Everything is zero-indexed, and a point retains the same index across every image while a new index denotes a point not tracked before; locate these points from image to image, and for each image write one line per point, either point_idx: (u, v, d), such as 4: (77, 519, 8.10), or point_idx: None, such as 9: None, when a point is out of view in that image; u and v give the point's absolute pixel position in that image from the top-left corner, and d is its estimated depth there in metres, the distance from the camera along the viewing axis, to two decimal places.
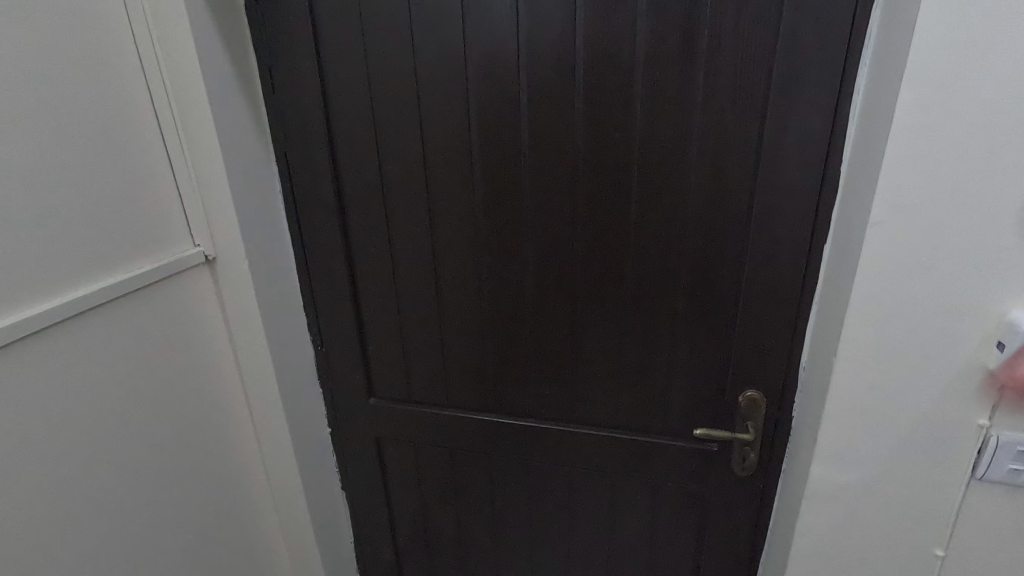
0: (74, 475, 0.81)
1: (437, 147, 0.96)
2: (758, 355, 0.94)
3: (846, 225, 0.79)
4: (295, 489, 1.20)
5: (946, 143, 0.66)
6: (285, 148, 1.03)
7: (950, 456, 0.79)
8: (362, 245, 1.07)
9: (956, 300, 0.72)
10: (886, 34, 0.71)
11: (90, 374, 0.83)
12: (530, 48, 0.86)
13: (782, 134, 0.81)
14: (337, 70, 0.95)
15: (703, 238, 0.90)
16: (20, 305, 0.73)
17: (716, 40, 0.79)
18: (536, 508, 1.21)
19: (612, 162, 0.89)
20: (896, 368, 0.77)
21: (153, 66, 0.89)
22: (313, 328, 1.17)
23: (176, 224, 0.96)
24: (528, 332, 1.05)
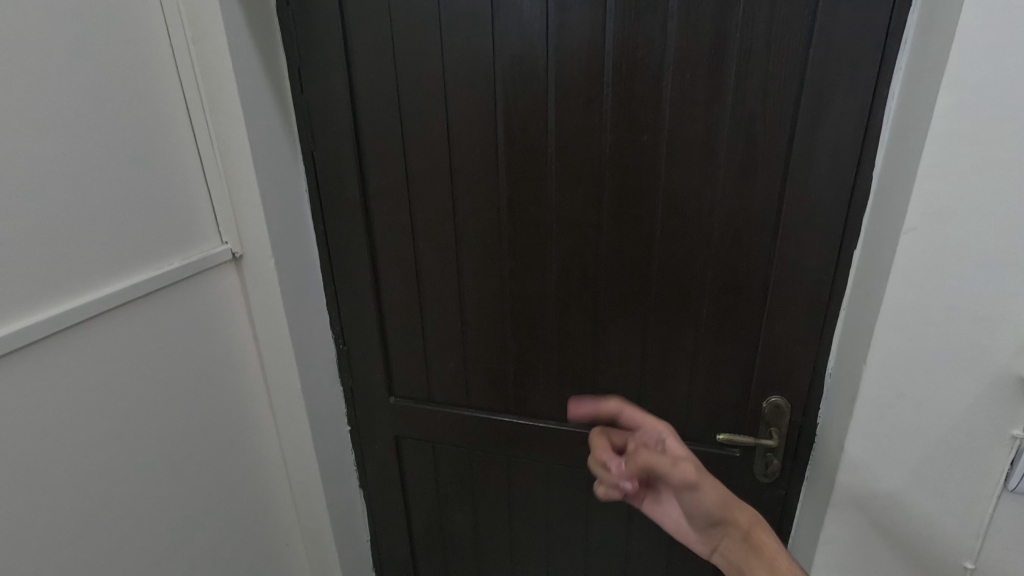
0: (103, 466, 0.83)
1: (463, 149, 0.96)
2: (783, 361, 0.93)
3: (879, 230, 0.78)
4: (316, 489, 1.21)
5: (983, 148, 0.65)
6: (312, 148, 1.04)
7: (982, 466, 0.77)
8: (386, 245, 1.08)
9: (989, 309, 0.70)
10: (923, 39, 0.70)
11: (119, 368, 0.84)
12: (558, 50, 0.86)
13: (813, 138, 0.80)
14: (366, 72, 0.96)
15: (731, 241, 0.89)
16: (51, 300, 0.74)
17: (747, 44, 0.79)
18: (553, 510, 1.21)
19: (639, 164, 0.89)
20: (926, 375, 0.76)
21: (186, 66, 0.90)
22: (335, 327, 1.18)
23: (205, 222, 0.97)
24: (550, 334, 1.05)
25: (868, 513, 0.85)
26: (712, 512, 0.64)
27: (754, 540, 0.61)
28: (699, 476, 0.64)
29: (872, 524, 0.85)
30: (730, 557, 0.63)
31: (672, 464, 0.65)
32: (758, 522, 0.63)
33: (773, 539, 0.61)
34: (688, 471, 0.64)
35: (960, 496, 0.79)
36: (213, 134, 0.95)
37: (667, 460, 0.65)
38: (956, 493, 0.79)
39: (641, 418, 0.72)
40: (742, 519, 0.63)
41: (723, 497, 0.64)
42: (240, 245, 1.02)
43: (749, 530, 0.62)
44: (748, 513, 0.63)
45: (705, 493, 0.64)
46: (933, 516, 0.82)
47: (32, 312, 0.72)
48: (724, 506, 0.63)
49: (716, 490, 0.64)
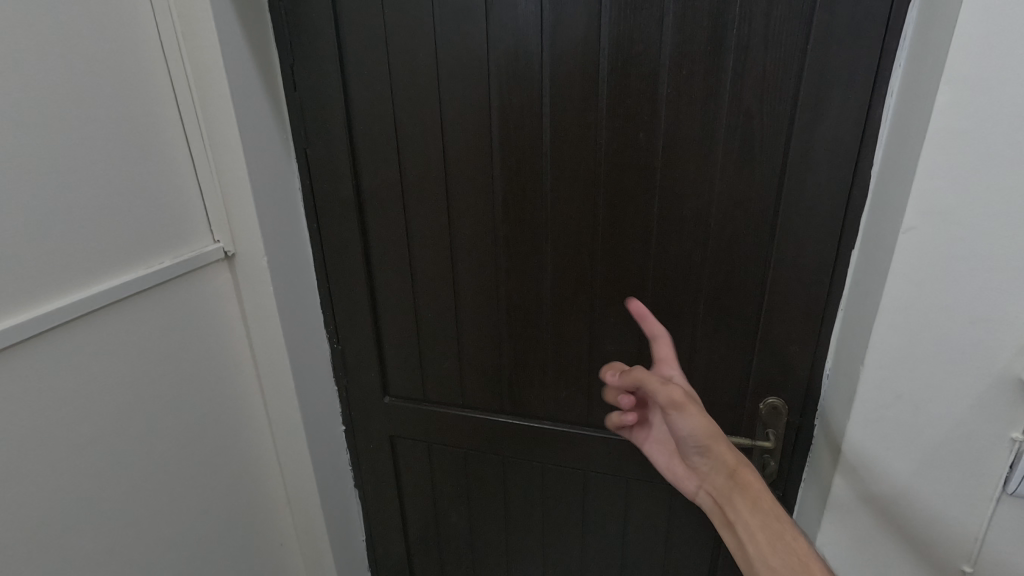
0: (94, 467, 0.82)
1: (458, 146, 0.95)
2: (781, 361, 0.92)
3: (877, 229, 0.77)
4: (310, 489, 1.20)
5: (983, 145, 0.64)
6: (305, 145, 1.03)
7: (981, 469, 0.76)
8: (379, 244, 1.07)
9: (990, 309, 0.69)
10: (923, 35, 0.69)
11: (110, 368, 0.83)
12: (553, 47, 0.85)
13: (812, 135, 0.79)
14: (359, 69, 0.95)
15: (728, 239, 0.88)
16: (39, 299, 0.73)
17: (745, 40, 0.78)
18: (549, 510, 1.20)
19: (634, 162, 0.88)
20: (924, 376, 0.75)
21: (176, 63, 0.89)
22: (329, 326, 1.17)
23: (197, 220, 0.96)
24: (545, 334, 1.04)
25: (866, 515, 0.84)
26: (700, 438, 0.69)
27: (737, 477, 0.69)
28: (686, 398, 0.69)
29: (871, 525, 0.84)
30: (716, 496, 0.71)
31: (661, 383, 0.70)
32: (743, 463, 0.69)
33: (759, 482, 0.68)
34: (677, 394, 0.69)
35: (957, 497, 0.78)
36: (205, 132, 0.94)
37: (659, 381, 0.70)
38: (954, 493, 0.78)
39: (658, 329, 0.74)
40: (729, 460, 0.70)
41: (714, 429, 0.70)
42: (232, 243, 1.01)
43: (734, 469, 0.69)
44: (739, 458, 0.70)
45: (690, 416, 0.69)
46: (930, 517, 0.80)
47: (20, 312, 0.71)
48: (712, 439, 0.69)
49: (707, 421, 0.70)
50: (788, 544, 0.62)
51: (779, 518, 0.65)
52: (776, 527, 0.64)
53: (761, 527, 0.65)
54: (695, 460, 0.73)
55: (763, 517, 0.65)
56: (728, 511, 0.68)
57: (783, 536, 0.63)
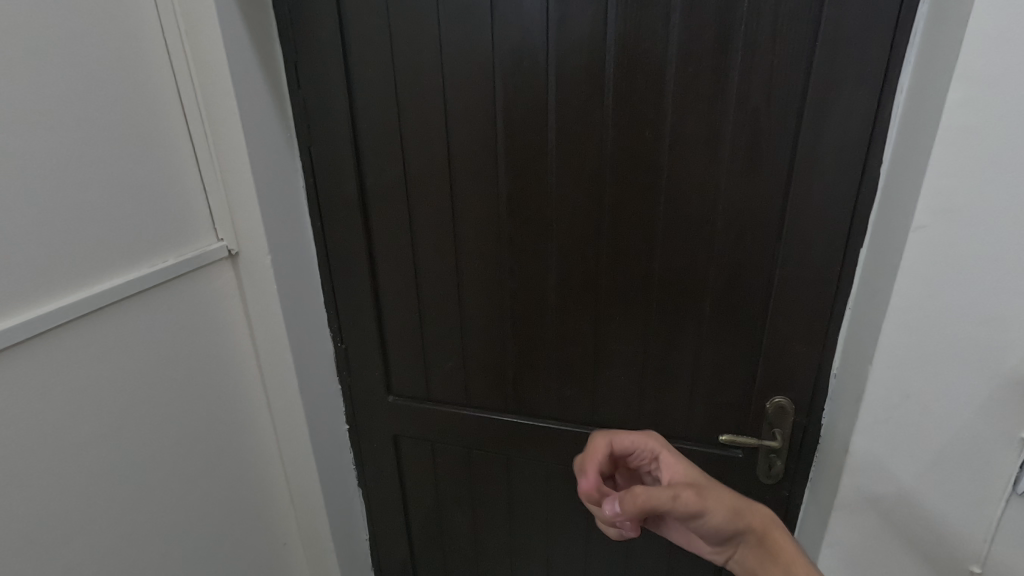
0: (97, 466, 0.81)
1: (462, 144, 0.95)
2: (788, 360, 0.92)
3: (886, 228, 0.77)
4: (314, 489, 1.20)
5: (995, 143, 0.63)
6: (309, 144, 1.03)
7: (991, 470, 0.75)
8: (383, 242, 1.07)
9: (1000, 308, 0.69)
10: (934, 31, 0.69)
11: (114, 367, 0.83)
12: (559, 44, 0.85)
13: (820, 133, 0.79)
14: (363, 67, 0.95)
15: (734, 238, 0.88)
16: (41, 297, 0.73)
17: (753, 37, 0.77)
18: (553, 510, 1.19)
19: (640, 160, 0.87)
20: (933, 376, 0.74)
21: (179, 60, 0.89)
22: (333, 325, 1.17)
23: (200, 219, 0.96)
24: (550, 333, 1.03)
25: (874, 516, 0.84)
26: (724, 528, 0.58)
27: (767, 542, 0.58)
28: (700, 501, 0.58)
29: (878, 526, 0.84)
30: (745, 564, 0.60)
31: (672, 497, 0.58)
32: (770, 521, 0.59)
33: (783, 532, 0.59)
34: (689, 500, 0.58)
35: (965, 497, 0.77)
36: (209, 130, 0.94)
37: (668, 495, 0.58)
38: (962, 493, 0.78)
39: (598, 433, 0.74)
40: (754, 522, 0.59)
41: (731, 506, 0.59)
42: (236, 241, 1.01)
43: (762, 532, 0.59)
44: (761, 516, 0.60)
45: (711, 513, 0.58)
46: (938, 517, 0.80)
47: (23, 310, 0.70)
48: (734, 520, 0.58)
49: (723, 502, 0.59)
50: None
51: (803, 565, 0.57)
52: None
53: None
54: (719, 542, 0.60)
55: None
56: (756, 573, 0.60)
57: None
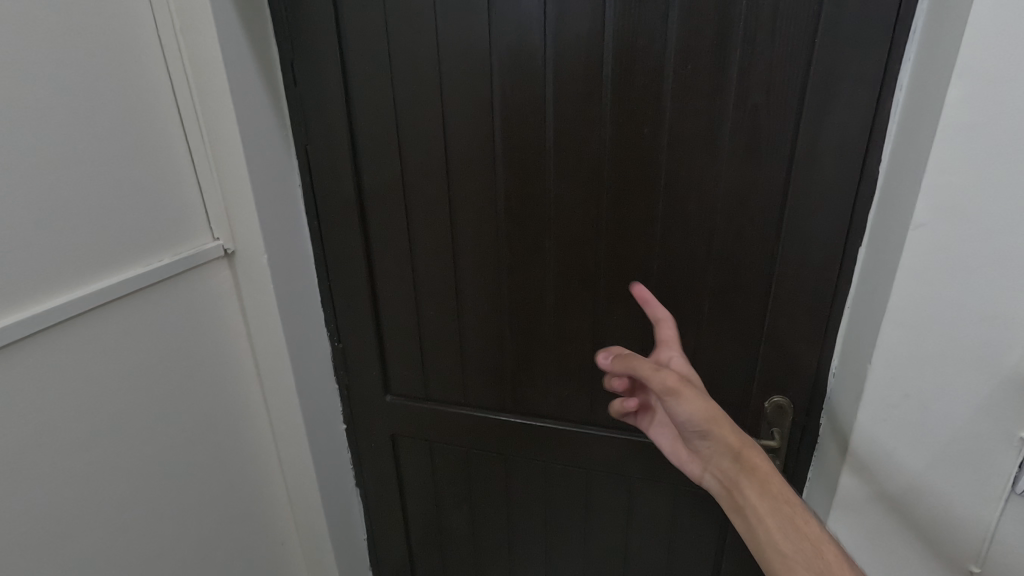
0: (93, 465, 0.81)
1: (459, 142, 0.94)
2: (786, 359, 0.91)
3: (886, 226, 0.76)
4: (310, 487, 1.20)
5: (995, 142, 0.63)
6: (305, 141, 1.02)
7: (988, 470, 0.75)
8: (381, 240, 1.06)
9: (999, 307, 0.68)
10: (935, 27, 0.68)
11: (109, 367, 0.82)
12: (556, 41, 0.84)
13: (820, 129, 0.78)
14: (360, 63, 0.94)
15: (733, 235, 0.87)
16: (34, 298, 0.72)
17: (752, 33, 0.76)
18: (551, 508, 1.19)
19: (638, 158, 0.87)
20: (931, 375, 0.74)
21: (174, 56, 0.88)
22: (330, 324, 1.16)
23: (196, 217, 0.95)
24: (547, 331, 1.03)
25: (873, 514, 0.83)
26: (696, 422, 0.66)
27: (743, 460, 0.67)
28: (680, 383, 0.66)
29: (877, 525, 0.84)
30: (722, 479, 0.70)
31: (654, 368, 0.67)
32: (748, 444, 0.67)
33: (763, 460, 0.67)
34: (669, 377, 0.66)
35: (964, 496, 0.77)
36: (203, 127, 0.93)
37: (649, 365, 0.68)
38: (960, 492, 0.77)
39: (662, 312, 0.76)
40: (732, 441, 0.67)
41: (706, 413, 0.66)
42: (232, 240, 1.00)
43: (739, 450, 0.67)
44: (741, 438, 0.68)
45: (686, 401, 0.66)
46: (937, 516, 0.79)
47: (16, 311, 0.70)
48: (710, 423, 0.66)
49: (704, 401, 0.67)
50: (799, 532, 0.62)
51: (789, 502, 0.64)
52: (784, 511, 0.64)
53: (772, 512, 0.64)
54: (699, 445, 0.71)
55: (774, 510, 0.64)
56: (738, 497, 0.67)
57: (798, 525, 0.63)
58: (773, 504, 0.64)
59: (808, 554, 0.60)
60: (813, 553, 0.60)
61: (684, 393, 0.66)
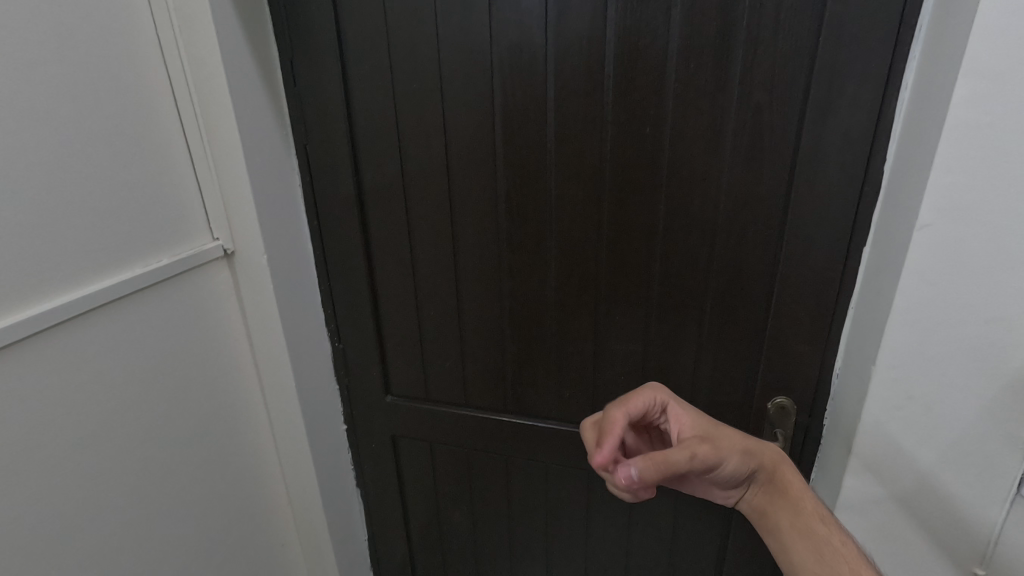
0: (92, 467, 0.80)
1: (460, 142, 0.94)
2: (789, 360, 0.91)
3: (890, 226, 0.75)
4: (311, 488, 1.19)
5: (1002, 141, 0.62)
6: (305, 141, 1.01)
7: (994, 472, 0.74)
8: (381, 241, 1.06)
9: (1005, 308, 0.68)
10: (940, 26, 0.67)
11: (108, 369, 0.82)
12: (558, 41, 0.83)
13: (823, 129, 0.77)
14: (360, 64, 0.93)
15: (736, 237, 0.86)
16: (31, 299, 0.71)
17: (755, 31, 0.76)
18: (552, 509, 1.18)
19: (640, 159, 0.86)
20: (936, 377, 0.73)
21: (173, 55, 0.87)
22: (331, 325, 1.16)
23: (195, 218, 0.95)
24: (549, 332, 1.02)
25: (877, 516, 0.83)
26: (739, 474, 0.68)
27: (778, 480, 0.70)
28: (716, 455, 0.66)
29: (881, 528, 0.83)
30: (756, 501, 0.71)
31: (689, 457, 0.62)
32: (784, 463, 0.71)
33: (796, 479, 0.70)
34: (704, 453, 0.65)
35: (968, 500, 0.76)
36: (202, 128, 0.92)
37: (684, 456, 0.62)
38: (964, 496, 0.77)
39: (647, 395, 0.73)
40: (767, 460, 0.70)
41: (743, 446, 0.69)
42: (231, 240, 1.00)
43: (774, 470, 0.70)
44: (773, 455, 0.71)
45: (728, 462, 0.67)
46: (941, 519, 0.79)
47: (14, 311, 0.69)
48: (748, 462, 0.69)
49: (737, 445, 0.69)
50: (839, 555, 0.61)
51: (821, 520, 0.66)
52: (816, 540, 0.64)
53: (800, 532, 0.65)
54: (734, 482, 0.70)
55: (821, 549, 0.63)
56: (771, 517, 0.69)
57: (816, 530, 0.65)
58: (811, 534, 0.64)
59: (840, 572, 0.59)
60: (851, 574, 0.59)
61: (723, 454, 0.67)
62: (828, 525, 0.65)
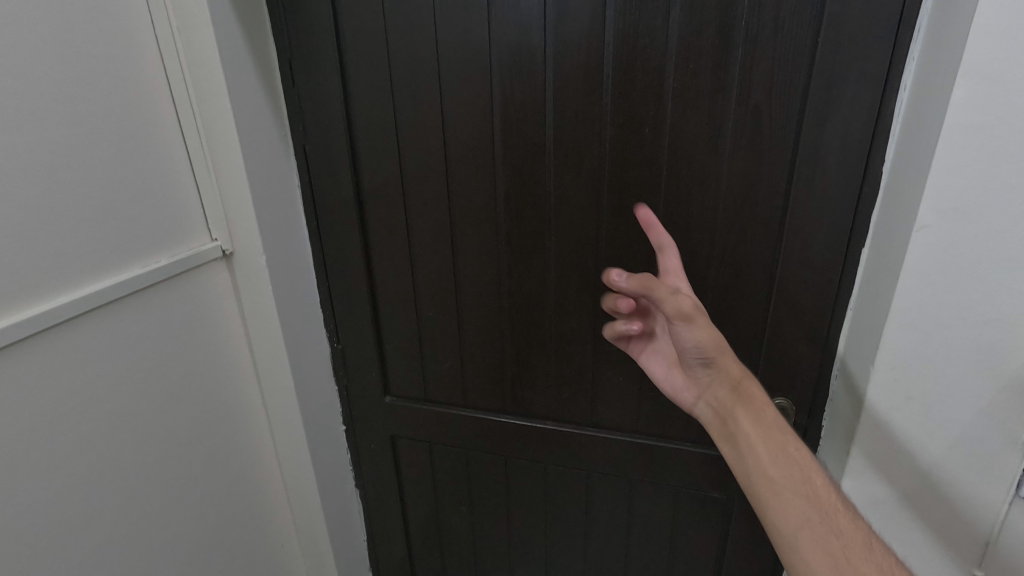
0: (91, 467, 0.80)
1: (459, 141, 0.94)
2: (788, 360, 0.91)
3: (889, 227, 0.75)
4: (310, 488, 1.19)
5: (1001, 141, 0.62)
6: (303, 141, 1.01)
7: (993, 473, 0.74)
8: (380, 240, 1.05)
9: (1004, 309, 0.68)
10: (940, 27, 0.67)
11: (107, 369, 0.82)
12: (558, 40, 0.83)
13: (822, 130, 0.77)
14: (359, 64, 0.93)
15: (735, 236, 0.86)
16: (29, 300, 0.71)
17: (754, 31, 0.76)
18: (551, 509, 1.18)
19: (639, 158, 0.86)
20: (934, 378, 0.73)
21: (171, 55, 0.87)
22: (329, 325, 1.16)
23: (194, 218, 0.95)
24: (547, 331, 1.02)
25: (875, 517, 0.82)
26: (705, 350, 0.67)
27: (740, 390, 0.67)
28: (694, 311, 0.67)
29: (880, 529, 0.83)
30: (716, 404, 0.69)
31: (670, 293, 0.67)
32: (748, 377, 0.68)
33: (759, 392, 0.67)
34: (684, 304, 0.67)
35: (967, 501, 0.76)
36: (201, 128, 0.92)
37: (666, 290, 0.68)
38: (963, 496, 0.76)
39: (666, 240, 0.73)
40: (733, 371, 0.68)
41: (715, 338, 0.68)
42: (230, 241, 1.00)
43: (738, 381, 0.67)
44: (741, 368, 0.68)
45: (699, 329, 0.67)
46: (940, 520, 0.79)
47: (12, 312, 0.69)
48: (718, 351, 0.68)
49: (711, 330, 0.68)
50: (794, 460, 0.62)
51: (781, 431, 0.64)
52: (781, 455, 0.62)
53: (765, 440, 0.63)
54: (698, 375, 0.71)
55: (779, 467, 0.61)
56: (729, 423, 0.66)
57: (786, 448, 0.62)
58: (771, 438, 0.63)
59: (810, 512, 0.57)
60: (817, 514, 0.57)
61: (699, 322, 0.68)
62: (783, 434, 0.64)
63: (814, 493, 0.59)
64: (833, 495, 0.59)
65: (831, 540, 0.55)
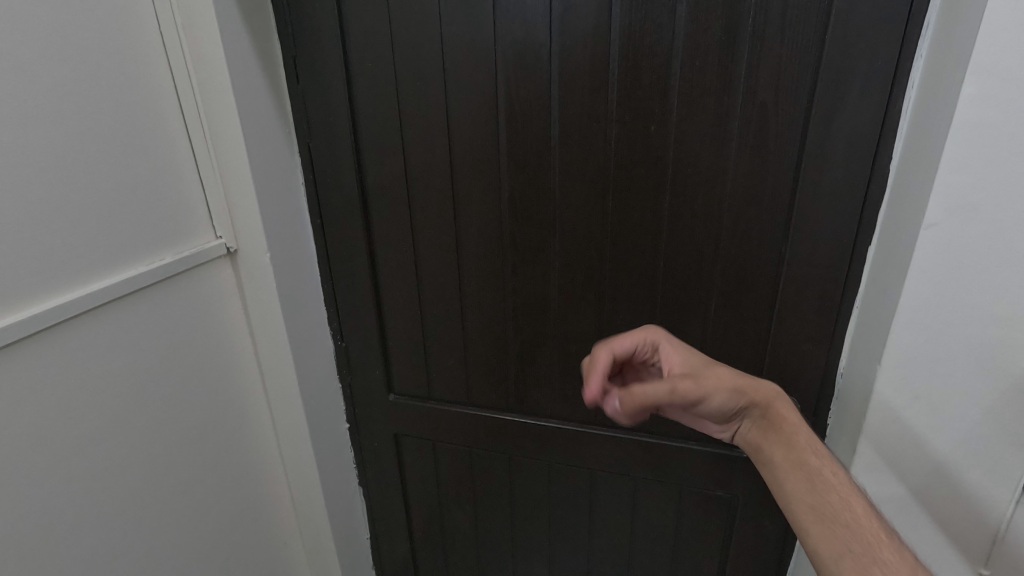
0: (95, 464, 0.80)
1: (463, 138, 0.93)
2: (793, 359, 0.91)
3: (896, 225, 0.75)
4: (313, 486, 1.19)
5: (1010, 139, 0.62)
6: (308, 139, 1.01)
7: (999, 472, 0.74)
8: (384, 238, 1.05)
9: (1012, 307, 0.67)
10: (948, 24, 0.67)
11: (110, 367, 0.82)
12: (563, 38, 0.83)
13: (829, 128, 0.77)
14: (363, 62, 0.93)
15: (740, 234, 0.86)
16: (34, 297, 0.71)
17: (761, 29, 0.75)
18: (555, 508, 1.18)
19: (644, 156, 0.86)
20: (941, 376, 0.73)
21: (176, 53, 0.87)
22: (333, 323, 1.16)
23: (198, 216, 0.95)
24: (552, 330, 1.02)
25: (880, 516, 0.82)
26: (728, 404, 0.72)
27: (771, 417, 0.71)
28: (699, 385, 0.71)
29: None
30: (754, 434, 0.73)
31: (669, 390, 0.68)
32: (778, 400, 0.72)
33: (791, 413, 0.71)
34: (688, 386, 0.71)
35: (972, 500, 0.76)
36: (205, 126, 0.92)
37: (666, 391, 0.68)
38: (969, 495, 0.76)
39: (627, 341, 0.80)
40: (759, 398, 0.73)
41: (732, 385, 0.73)
42: (234, 238, 0.99)
43: (768, 406, 0.72)
44: (766, 394, 0.73)
45: (713, 394, 0.72)
46: (945, 519, 0.78)
47: (17, 309, 0.69)
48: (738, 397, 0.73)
49: (726, 380, 0.73)
50: (830, 487, 0.61)
51: (817, 455, 0.65)
52: (820, 484, 0.62)
53: (796, 467, 0.65)
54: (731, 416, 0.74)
55: (819, 499, 0.60)
56: (767, 453, 0.70)
57: (824, 478, 0.62)
58: (806, 473, 0.63)
59: (851, 541, 0.55)
60: (859, 542, 0.55)
61: (709, 391, 0.72)
62: (819, 456, 0.65)
63: (855, 519, 0.57)
64: (874, 520, 0.56)
65: (868, 565, 0.53)
